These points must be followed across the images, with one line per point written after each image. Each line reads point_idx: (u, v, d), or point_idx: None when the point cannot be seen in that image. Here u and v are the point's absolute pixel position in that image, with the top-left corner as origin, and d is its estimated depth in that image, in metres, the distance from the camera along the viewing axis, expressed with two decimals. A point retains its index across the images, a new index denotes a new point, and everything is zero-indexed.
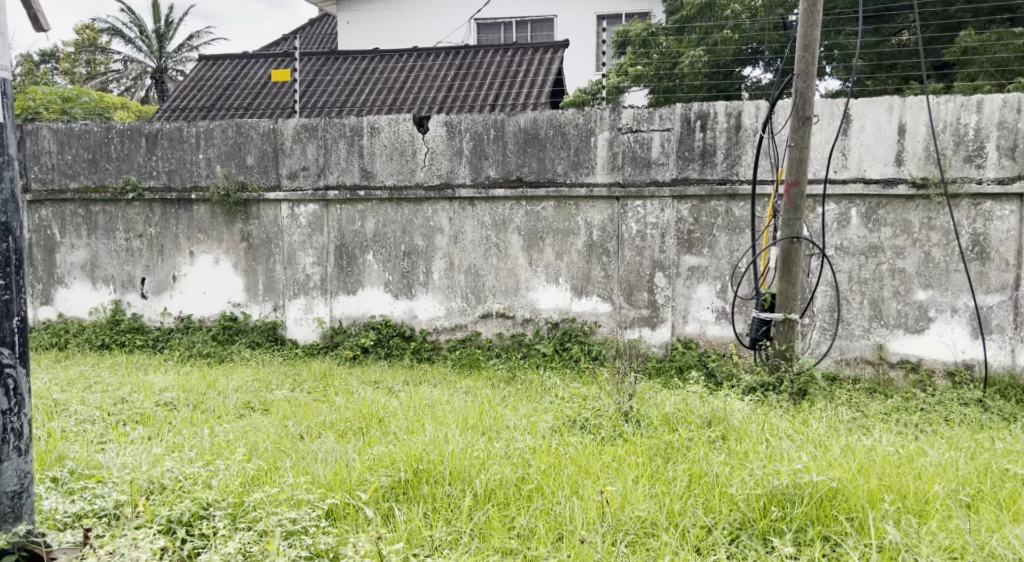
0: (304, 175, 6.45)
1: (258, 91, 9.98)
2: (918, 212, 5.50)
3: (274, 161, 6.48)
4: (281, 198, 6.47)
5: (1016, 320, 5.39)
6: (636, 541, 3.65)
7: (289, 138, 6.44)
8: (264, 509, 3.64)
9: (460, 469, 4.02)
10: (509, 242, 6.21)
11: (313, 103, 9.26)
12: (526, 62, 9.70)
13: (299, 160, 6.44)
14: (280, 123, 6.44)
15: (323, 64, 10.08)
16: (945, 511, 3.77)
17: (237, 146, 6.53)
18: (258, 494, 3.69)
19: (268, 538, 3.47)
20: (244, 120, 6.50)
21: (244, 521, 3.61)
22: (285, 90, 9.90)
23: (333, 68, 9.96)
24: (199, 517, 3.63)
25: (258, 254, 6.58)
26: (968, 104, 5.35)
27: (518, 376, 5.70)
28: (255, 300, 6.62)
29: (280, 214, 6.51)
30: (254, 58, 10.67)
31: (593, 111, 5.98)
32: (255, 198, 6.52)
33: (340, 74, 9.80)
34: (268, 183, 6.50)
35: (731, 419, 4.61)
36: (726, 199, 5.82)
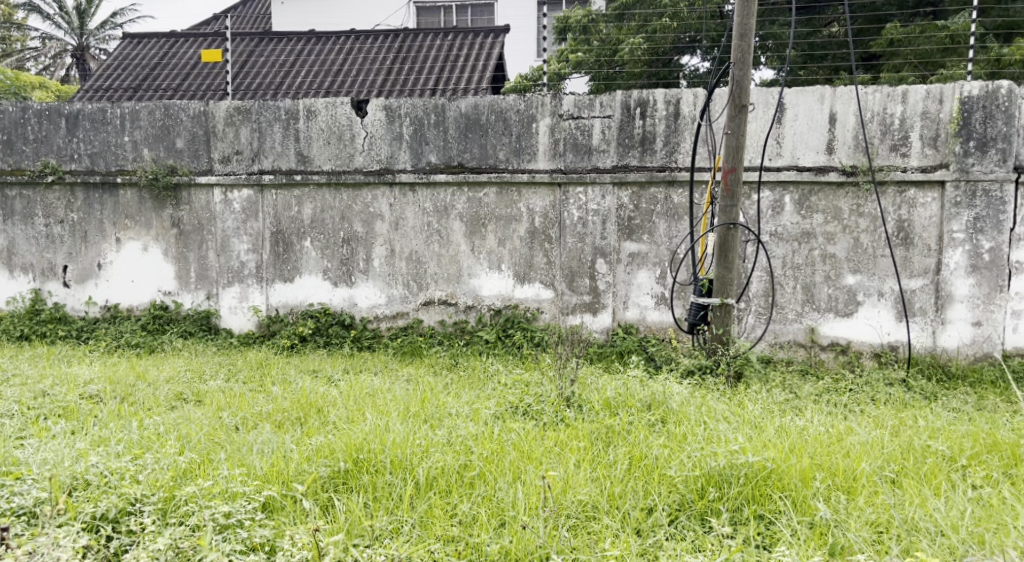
0: (238, 160, 6.35)
1: (187, 72, 9.78)
2: (848, 198, 5.67)
3: (205, 144, 6.38)
4: (213, 182, 6.37)
5: (938, 303, 5.60)
6: (578, 525, 3.73)
7: (221, 121, 6.34)
8: (197, 503, 3.62)
9: (401, 457, 4.03)
10: (451, 229, 6.21)
11: (246, 84, 9.09)
12: (466, 46, 9.69)
13: (232, 144, 6.35)
14: (211, 106, 6.33)
15: (256, 45, 9.90)
16: (872, 487, 3.92)
17: (165, 129, 6.39)
18: (190, 488, 3.66)
19: (200, 532, 3.48)
20: (173, 102, 6.36)
21: (175, 515, 3.59)
22: (216, 72, 9.70)
23: (267, 50, 9.79)
24: (126, 513, 3.58)
25: (190, 241, 6.47)
26: (893, 94, 5.52)
27: (461, 362, 5.74)
28: (187, 288, 6.51)
29: (213, 200, 6.41)
30: (182, 37, 10.45)
31: (534, 98, 6.01)
32: (186, 183, 6.41)
33: (275, 56, 9.64)
34: (199, 167, 6.40)
35: (670, 402, 4.71)
36: (665, 186, 5.93)
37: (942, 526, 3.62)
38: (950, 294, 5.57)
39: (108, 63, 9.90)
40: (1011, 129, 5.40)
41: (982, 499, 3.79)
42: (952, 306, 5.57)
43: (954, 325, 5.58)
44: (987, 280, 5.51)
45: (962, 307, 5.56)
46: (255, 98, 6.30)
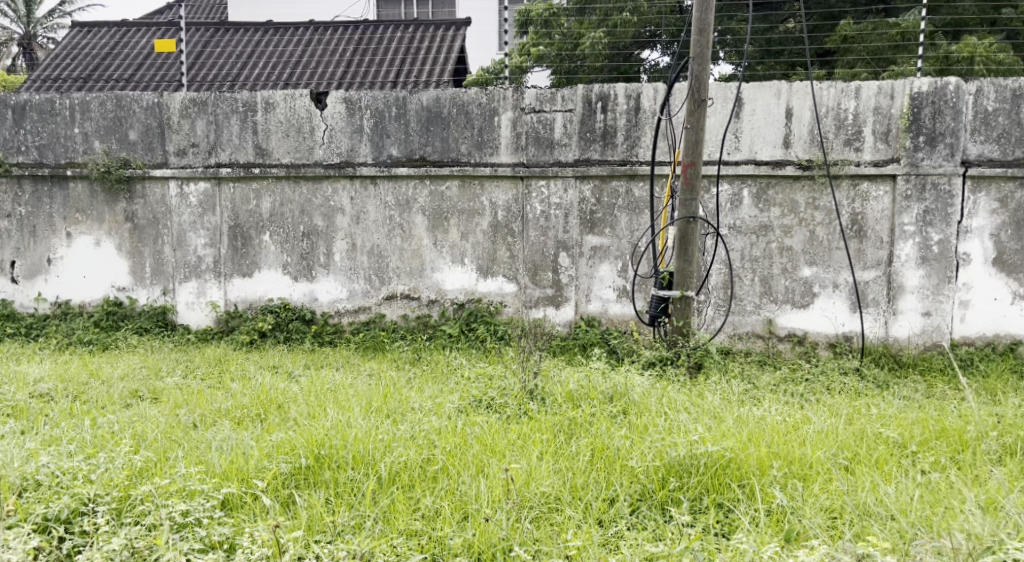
0: (194, 152, 6.30)
1: (139, 62, 9.65)
2: (804, 192, 5.77)
3: (160, 137, 6.32)
4: (168, 175, 6.31)
5: (889, 294, 5.74)
6: (541, 517, 3.78)
7: (176, 113, 6.28)
8: (154, 502, 3.61)
9: (363, 453, 4.05)
10: (413, 223, 6.22)
11: (202, 76, 9.02)
12: (429, 39, 9.67)
13: (188, 137, 6.29)
14: (165, 97, 6.26)
15: (212, 35, 9.78)
16: (826, 474, 4.01)
17: (118, 120, 6.31)
18: (146, 487, 3.64)
19: (157, 531, 3.48)
20: (126, 93, 6.29)
21: (131, 515, 3.58)
22: (171, 63, 9.59)
23: (224, 41, 9.70)
24: (79, 513, 3.56)
25: (145, 236, 6.41)
26: (847, 90, 5.63)
27: (424, 357, 5.76)
28: (142, 284, 6.46)
29: (168, 194, 6.36)
30: (134, 27, 10.31)
31: (495, 91, 6.04)
32: (140, 175, 6.34)
33: (233, 47, 9.56)
34: (153, 160, 6.34)
35: (632, 393, 4.78)
36: (626, 179, 5.99)
37: (892, 511, 3.72)
38: (902, 285, 5.70)
39: (57, 53, 9.73)
40: (959, 124, 5.54)
41: (931, 484, 3.91)
42: (903, 297, 5.71)
43: (905, 316, 5.72)
44: (936, 272, 5.66)
45: (913, 298, 5.70)
46: (212, 90, 6.25)
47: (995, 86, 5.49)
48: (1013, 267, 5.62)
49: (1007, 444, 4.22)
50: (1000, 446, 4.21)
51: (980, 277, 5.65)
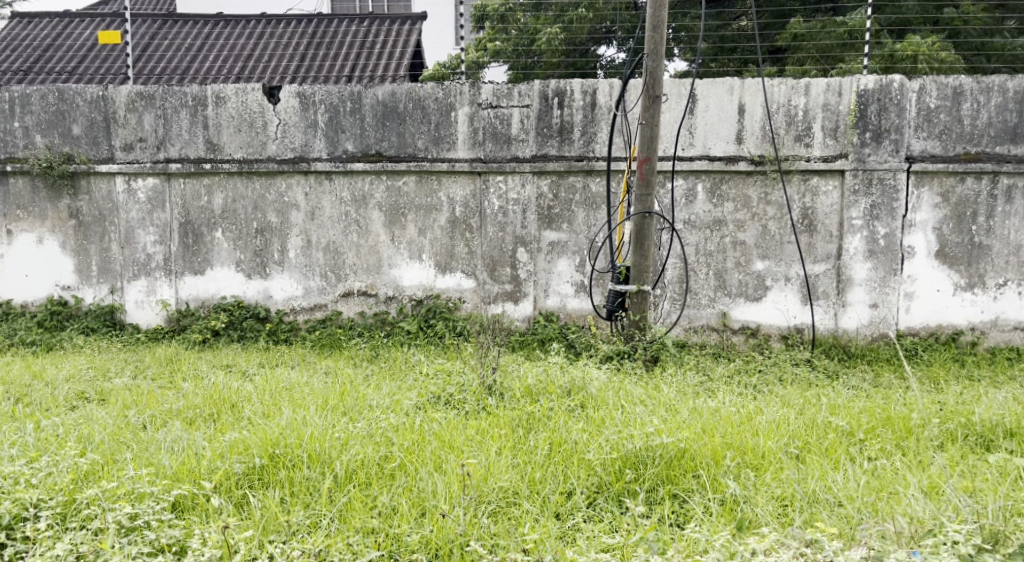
0: (142, 147, 6.22)
1: (82, 54, 9.46)
2: (757, 187, 5.86)
3: (105, 131, 6.22)
4: (115, 171, 6.22)
5: (839, 287, 5.86)
6: (498, 511, 3.81)
7: (123, 107, 6.19)
8: (100, 506, 3.57)
9: (319, 451, 4.04)
10: (369, 219, 6.20)
11: (149, 68, 8.86)
12: (384, 33, 9.62)
13: (135, 131, 6.20)
14: (111, 90, 6.17)
15: (159, 27, 9.62)
16: (777, 463, 4.09)
17: (60, 114, 6.20)
18: (92, 490, 3.60)
19: (103, 536, 3.44)
20: (68, 86, 6.18)
21: (76, 519, 3.54)
22: (116, 55, 9.42)
23: (172, 32, 9.55)
24: (21, 519, 3.51)
25: (90, 233, 6.31)
26: (797, 87, 5.73)
27: (382, 353, 5.74)
28: (88, 283, 6.35)
29: (115, 189, 6.26)
30: (76, 17, 10.11)
31: (452, 86, 6.04)
32: (85, 171, 6.23)
33: (180, 38, 9.40)
34: (99, 155, 6.24)
35: (590, 387, 4.83)
36: (584, 175, 6.03)
37: (840, 497, 3.81)
38: (850, 278, 5.83)
39: None
40: (903, 121, 5.68)
41: (877, 470, 4.01)
42: (851, 289, 5.83)
43: (853, 308, 5.85)
44: (883, 265, 5.79)
45: (861, 290, 5.83)
46: (159, 84, 6.16)
47: (936, 84, 5.65)
48: (955, 259, 5.77)
49: (948, 430, 4.35)
50: (942, 433, 4.34)
51: (924, 270, 5.80)
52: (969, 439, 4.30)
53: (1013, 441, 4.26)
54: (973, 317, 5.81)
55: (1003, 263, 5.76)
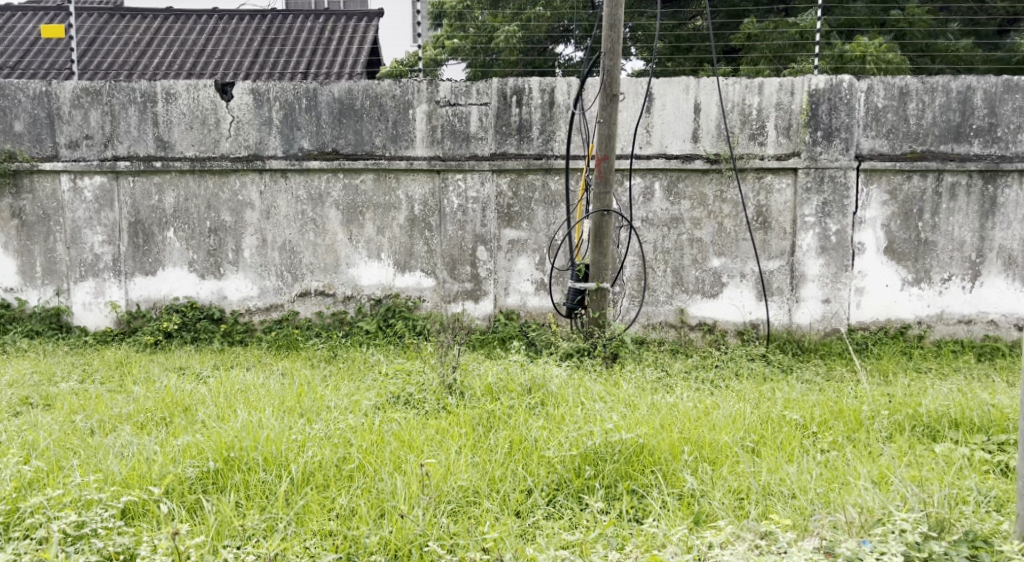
0: (88, 145, 6.11)
1: (26, 48, 9.26)
2: (713, 185, 5.93)
3: (49, 128, 6.11)
4: (60, 169, 6.11)
5: (793, 283, 5.94)
6: (458, 511, 3.80)
7: (67, 103, 6.08)
8: (45, 515, 3.51)
9: (275, 454, 4.01)
10: (326, 217, 6.15)
11: (96, 63, 8.68)
12: (340, 30, 9.54)
13: (81, 128, 6.10)
14: (54, 86, 6.06)
15: (106, 21, 9.44)
16: (733, 457, 4.14)
17: (2, 110, 6.08)
18: (36, 499, 3.54)
19: (48, 545, 3.38)
20: (10, 81, 6.06)
21: (20, 529, 3.48)
22: (61, 49, 9.23)
23: (120, 26, 9.37)
24: None
25: (34, 233, 6.19)
26: (751, 86, 5.80)
27: (340, 354, 5.70)
28: (32, 284, 6.23)
29: (60, 188, 6.15)
30: (19, 11, 9.89)
31: (409, 84, 6.02)
32: (28, 169, 6.12)
33: (128, 34, 9.22)
34: (43, 153, 6.12)
35: (550, 385, 4.85)
36: (542, 173, 6.05)
37: (793, 490, 3.87)
38: (804, 274, 5.91)
39: None
40: (852, 120, 5.78)
41: (830, 462, 4.08)
42: (805, 285, 5.92)
43: (806, 303, 5.94)
44: (835, 260, 5.89)
45: (814, 286, 5.92)
46: (106, 80, 6.07)
47: (884, 84, 5.75)
48: (903, 255, 5.89)
49: (897, 421, 4.44)
50: (891, 424, 4.42)
51: (873, 265, 5.91)
52: (917, 429, 4.40)
53: (958, 431, 4.36)
54: (920, 311, 5.93)
55: (947, 258, 5.89)
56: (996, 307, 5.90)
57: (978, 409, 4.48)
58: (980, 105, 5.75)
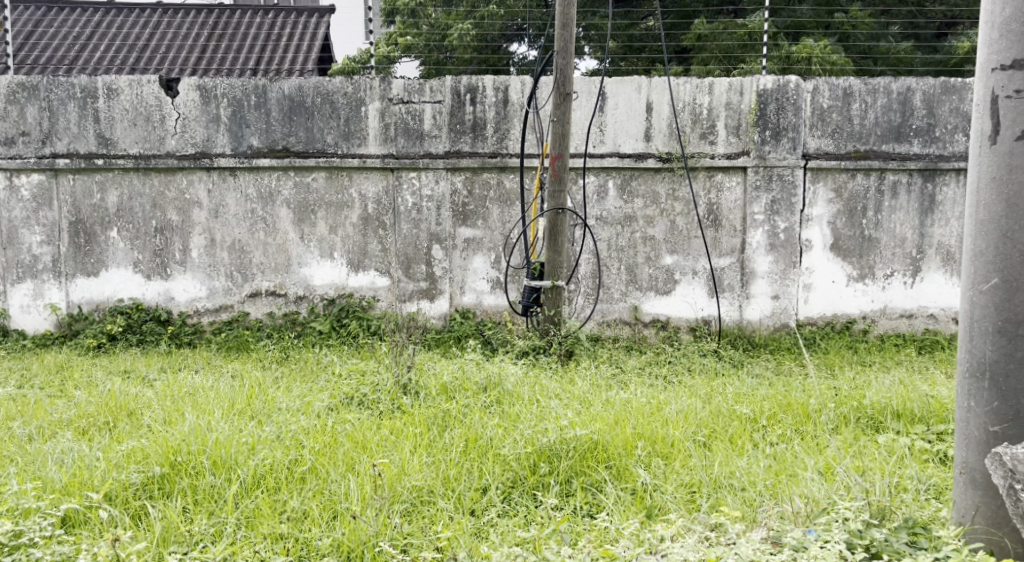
0: (25, 141, 5.95)
1: None
2: (665, 183, 5.97)
3: None
4: None
5: (743, 280, 6.02)
6: (412, 510, 3.76)
7: (3, 98, 5.92)
8: None
9: (224, 458, 3.95)
10: (277, 216, 6.08)
11: (34, 57, 8.45)
12: (289, 26, 9.46)
13: (18, 125, 5.94)
14: None
15: (45, 14, 9.20)
16: (686, 451, 4.17)
17: None
18: None
19: None
20: None
21: None
22: None
23: (59, 20, 9.14)
24: None
25: None
26: (701, 86, 5.86)
27: (292, 354, 5.64)
28: None
29: None
30: None
31: (361, 81, 5.97)
32: None
33: (68, 28, 8.99)
34: None
35: (505, 383, 4.84)
36: (497, 171, 6.05)
37: (743, 482, 3.90)
38: (753, 271, 5.99)
39: None
40: (799, 120, 5.86)
41: (779, 454, 4.13)
42: (754, 281, 6.00)
43: (756, 299, 6.01)
44: (784, 258, 5.97)
45: (763, 282, 6.00)
46: (44, 74, 5.92)
47: (829, 85, 5.85)
48: (848, 251, 6.00)
49: (842, 413, 4.52)
50: (837, 416, 4.50)
51: (820, 262, 6.00)
52: (861, 421, 4.48)
53: (900, 421, 4.45)
54: (865, 306, 6.04)
55: (890, 254, 6.00)
56: (936, 301, 6.05)
57: (919, 399, 4.58)
58: (919, 105, 5.87)
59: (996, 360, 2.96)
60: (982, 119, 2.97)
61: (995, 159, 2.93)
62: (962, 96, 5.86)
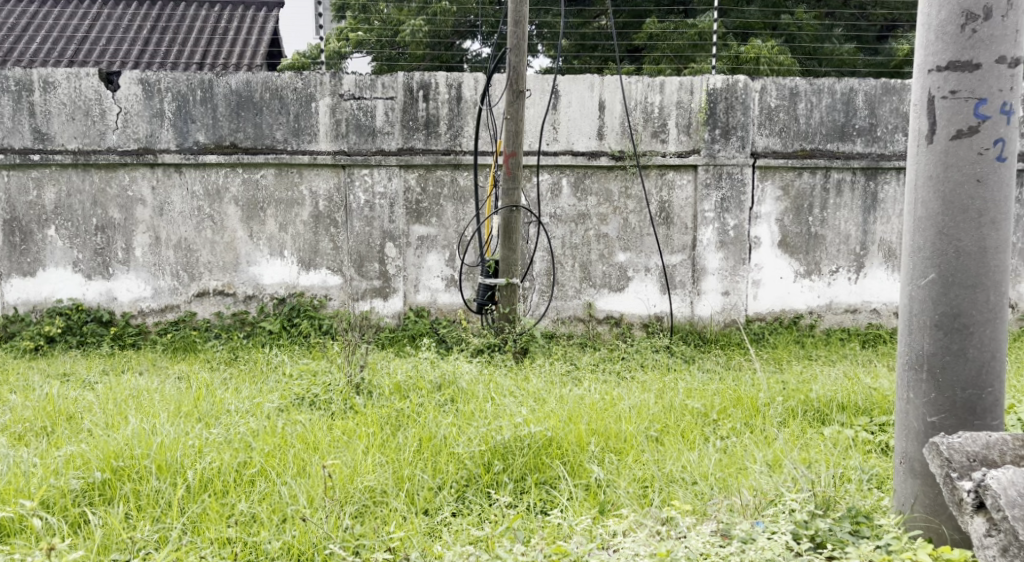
0: None
1: None
2: (618, 181, 5.98)
3: None
4: None
5: (694, 276, 6.06)
6: (364, 511, 3.70)
7: None
8: None
9: (169, 462, 3.87)
10: (225, 214, 5.97)
11: None
12: (235, 19, 9.32)
13: None
14: None
15: None
16: (639, 447, 4.18)
17: None
18: None
19: None
20: None
21: None
22: None
23: None
24: None
25: None
26: (653, 84, 5.88)
27: (241, 355, 5.54)
28: None
29: None
30: None
31: (311, 76, 5.88)
32: None
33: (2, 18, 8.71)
34: None
35: (460, 382, 4.81)
36: (451, 169, 6.01)
37: (695, 476, 3.91)
38: (704, 268, 6.04)
39: None
40: (747, 119, 5.91)
41: (729, 448, 4.16)
42: (705, 278, 6.05)
43: (707, 296, 6.06)
44: (733, 254, 6.03)
45: (714, 279, 6.05)
46: None
47: (776, 85, 5.91)
48: (796, 248, 6.07)
49: (790, 406, 4.57)
50: (785, 410, 4.55)
51: (768, 258, 6.07)
52: (807, 414, 4.54)
53: (845, 414, 4.52)
54: (811, 302, 6.13)
55: (835, 251, 6.09)
56: (879, 296, 6.15)
57: (862, 392, 4.66)
58: (862, 105, 5.96)
59: (934, 353, 3.00)
60: (919, 118, 3.01)
61: (932, 158, 2.98)
62: (903, 97, 5.97)
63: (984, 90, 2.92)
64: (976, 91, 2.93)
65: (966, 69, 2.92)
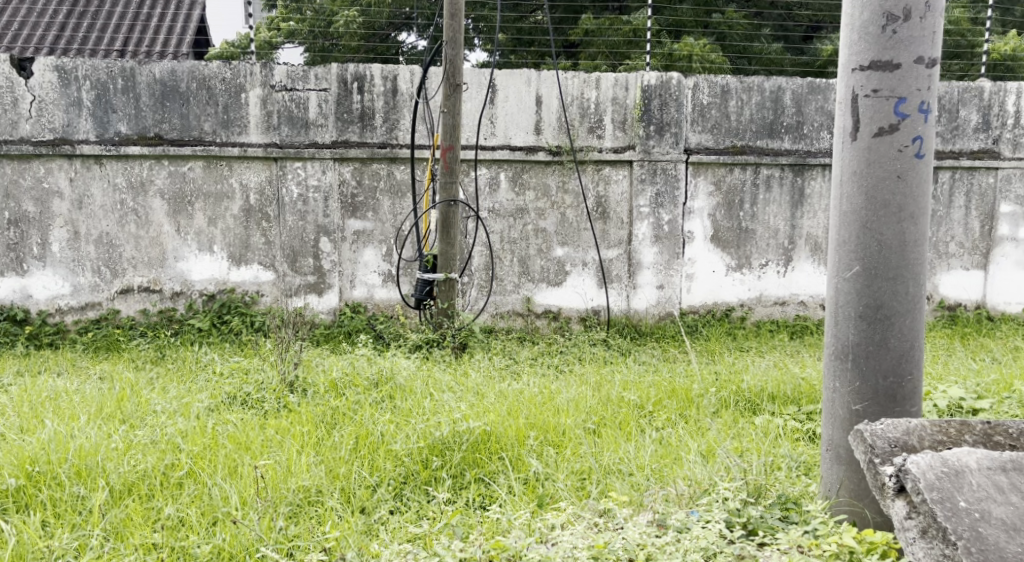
0: None
1: None
2: (555, 176, 5.99)
3: None
4: None
5: (630, 270, 6.10)
6: (299, 512, 3.62)
7: None
8: None
9: (89, 466, 3.74)
10: (150, 207, 5.80)
11: None
12: (158, 5, 9.06)
13: None
14: None
15: None
16: (576, 440, 4.18)
17: None
18: None
19: None
20: None
21: None
22: None
23: None
24: None
25: None
26: (589, 80, 5.90)
27: (168, 354, 5.39)
28: None
29: None
30: None
31: (241, 66, 5.76)
32: None
33: None
34: None
35: (397, 378, 4.76)
36: (387, 162, 5.94)
37: (632, 467, 3.92)
38: (640, 262, 6.08)
39: None
40: (680, 115, 5.98)
41: (665, 439, 4.19)
42: (641, 272, 6.09)
43: (643, 289, 6.11)
44: (668, 249, 6.09)
45: (649, 273, 6.10)
46: None
47: (708, 83, 5.98)
48: (727, 242, 6.16)
49: (723, 397, 4.64)
50: (718, 400, 4.61)
51: (701, 252, 6.15)
52: (740, 404, 4.61)
53: (775, 403, 4.60)
54: (742, 295, 6.23)
55: (765, 245, 6.20)
56: (807, 289, 6.28)
57: (791, 382, 4.77)
58: (789, 103, 6.09)
59: (858, 343, 3.06)
60: (844, 116, 3.07)
61: (857, 155, 3.03)
62: (827, 96, 6.11)
63: (904, 89, 2.99)
64: (896, 90, 2.99)
65: (887, 68, 2.99)
